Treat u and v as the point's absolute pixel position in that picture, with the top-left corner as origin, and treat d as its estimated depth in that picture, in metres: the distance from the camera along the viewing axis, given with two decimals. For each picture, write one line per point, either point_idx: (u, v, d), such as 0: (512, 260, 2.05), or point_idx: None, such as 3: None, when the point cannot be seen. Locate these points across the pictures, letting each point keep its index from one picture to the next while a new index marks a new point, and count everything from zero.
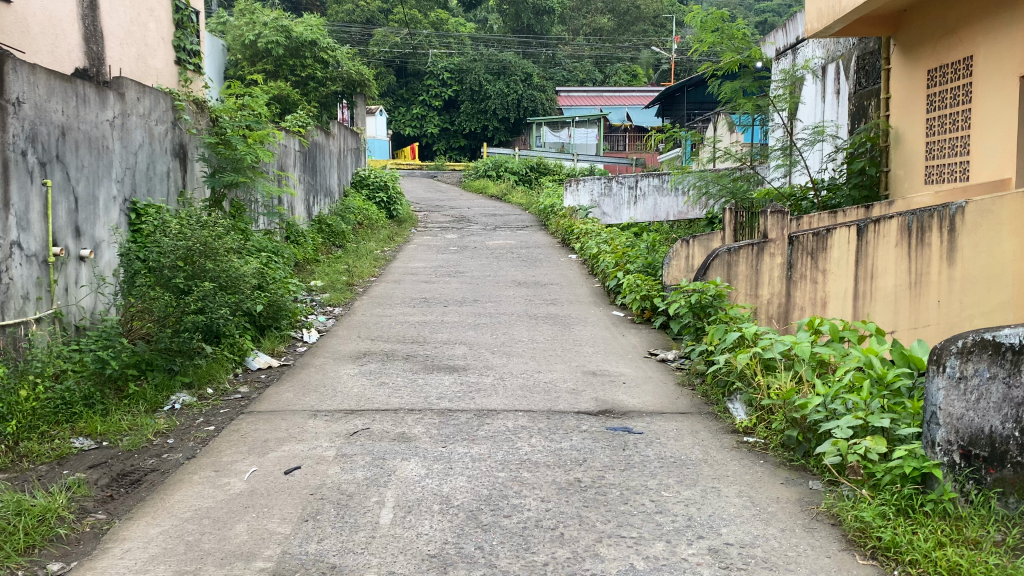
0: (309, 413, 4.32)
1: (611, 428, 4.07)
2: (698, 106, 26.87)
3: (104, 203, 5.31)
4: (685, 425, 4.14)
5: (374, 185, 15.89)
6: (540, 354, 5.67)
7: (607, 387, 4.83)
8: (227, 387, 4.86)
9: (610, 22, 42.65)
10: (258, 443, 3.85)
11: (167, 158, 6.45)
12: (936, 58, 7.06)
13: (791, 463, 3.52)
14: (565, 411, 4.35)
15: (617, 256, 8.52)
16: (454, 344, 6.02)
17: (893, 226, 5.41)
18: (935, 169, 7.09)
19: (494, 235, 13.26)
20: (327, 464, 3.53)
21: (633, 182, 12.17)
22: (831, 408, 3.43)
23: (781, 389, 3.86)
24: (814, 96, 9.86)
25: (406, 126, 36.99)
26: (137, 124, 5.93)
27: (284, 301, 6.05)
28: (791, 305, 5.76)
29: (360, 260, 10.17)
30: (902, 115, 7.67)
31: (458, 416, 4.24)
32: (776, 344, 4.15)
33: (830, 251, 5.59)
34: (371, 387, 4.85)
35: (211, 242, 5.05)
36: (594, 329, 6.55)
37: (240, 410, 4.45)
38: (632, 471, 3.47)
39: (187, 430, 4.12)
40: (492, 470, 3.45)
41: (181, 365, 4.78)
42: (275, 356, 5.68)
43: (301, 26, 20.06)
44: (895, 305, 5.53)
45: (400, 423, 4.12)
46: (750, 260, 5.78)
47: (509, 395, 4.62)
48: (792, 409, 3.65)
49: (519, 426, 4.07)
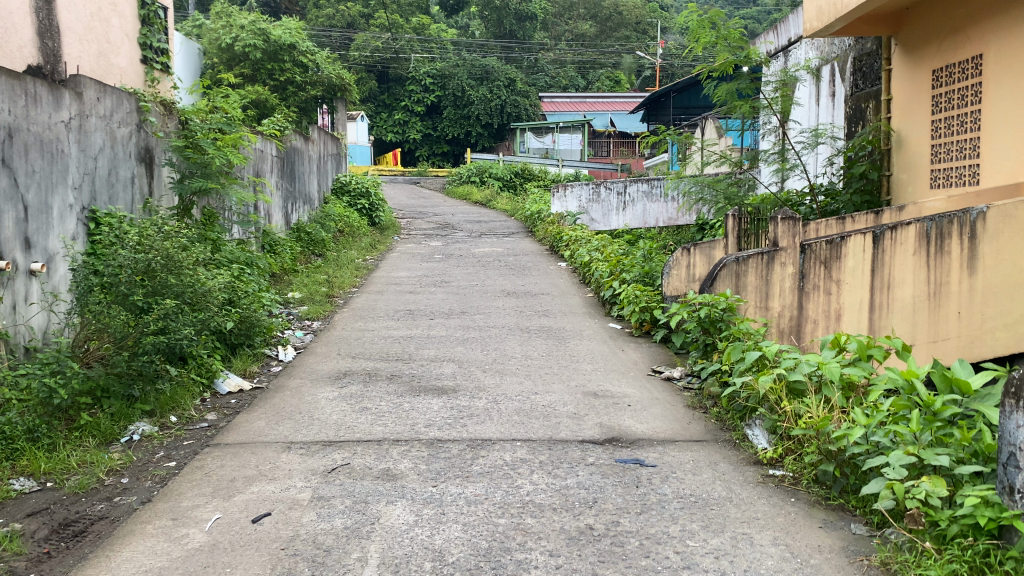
0: (282, 445, 3.87)
1: (621, 460, 3.66)
2: (684, 111, 26.63)
3: (58, 212, 4.85)
4: (702, 455, 3.74)
5: (355, 192, 15.36)
6: (536, 372, 5.24)
7: (611, 411, 4.40)
8: (192, 415, 4.40)
9: (592, 28, 42.37)
10: (223, 483, 3.40)
11: (131, 163, 5.99)
12: (942, 56, 6.70)
13: (828, 502, 3.14)
14: (568, 440, 3.93)
15: (611, 264, 8.10)
16: (442, 362, 5.59)
17: (912, 233, 5.03)
18: (942, 172, 6.75)
19: (480, 243, 12.81)
20: (301, 510, 3.10)
21: (621, 188, 11.95)
22: (873, 440, 3.05)
23: (812, 418, 3.44)
24: (808, 99, 9.51)
25: (388, 132, 36.55)
26: (97, 126, 5.49)
27: (257, 317, 5.61)
28: (803, 318, 5.31)
29: (341, 270, 9.73)
30: (904, 116, 7.33)
31: (448, 448, 3.81)
32: (801, 363, 3.73)
33: (844, 260, 5.15)
34: (352, 413, 4.41)
35: (174, 255, 4.55)
36: (591, 343, 6.15)
37: (205, 441, 3.99)
38: (650, 515, 3.05)
39: (145, 467, 3.65)
40: (491, 516, 3.02)
41: (143, 392, 4.32)
42: (248, 377, 5.23)
43: (280, 30, 19.61)
44: (914, 317, 5.16)
45: (385, 457, 3.68)
46: (760, 268, 5.29)
47: (505, 422, 4.19)
48: (826, 441, 3.26)
49: (518, 460, 3.64)
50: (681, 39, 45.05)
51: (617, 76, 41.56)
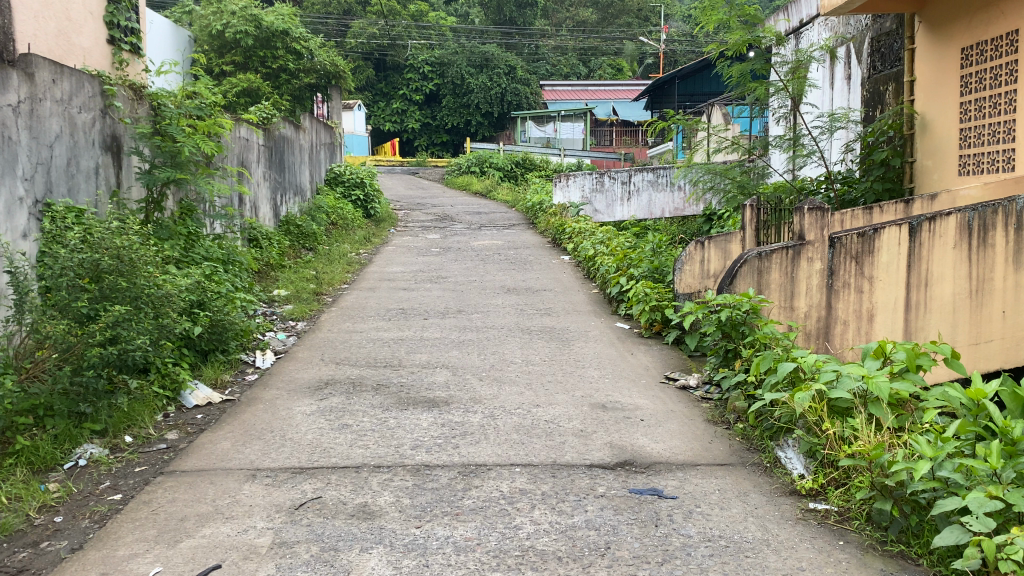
0: (245, 474, 3.36)
1: (636, 491, 3.15)
2: (688, 97, 25.99)
3: (4, 206, 4.33)
4: (729, 483, 3.24)
5: (349, 183, 14.78)
6: (536, 381, 4.74)
7: (622, 428, 3.90)
8: (149, 435, 3.90)
9: (594, 15, 41.67)
10: (171, 524, 2.90)
11: (94, 152, 5.49)
12: (973, 33, 6.07)
13: (885, 548, 2.64)
14: (574, 464, 3.42)
15: (617, 258, 7.58)
16: (433, 368, 5.09)
17: (952, 224, 4.56)
18: (972, 158, 6.10)
19: (478, 236, 12.28)
20: (258, 561, 2.61)
21: (626, 178, 11.30)
22: (941, 476, 2.55)
23: (862, 444, 2.93)
24: (823, 81, 8.91)
25: (386, 122, 35.92)
26: (52, 111, 4.99)
27: (230, 320, 5.08)
28: (833, 319, 4.73)
29: (332, 265, 9.23)
30: (929, 98, 6.66)
31: (437, 476, 3.31)
32: (844, 379, 3.20)
33: (878, 255, 4.60)
34: (329, 432, 3.91)
35: (129, 256, 3.97)
36: (597, 345, 5.65)
37: (160, 468, 3.49)
38: (674, 567, 2.55)
39: (84, 502, 3.15)
40: (483, 570, 2.53)
41: (93, 407, 3.81)
42: (219, 388, 4.72)
43: (273, 16, 18.85)
44: (954, 318, 4.70)
45: (362, 489, 3.18)
46: (785, 265, 4.66)
47: (502, 443, 3.68)
48: (882, 474, 2.75)
49: (517, 491, 3.14)
50: (683, 26, 44.38)
51: (620, 65, 40.98)
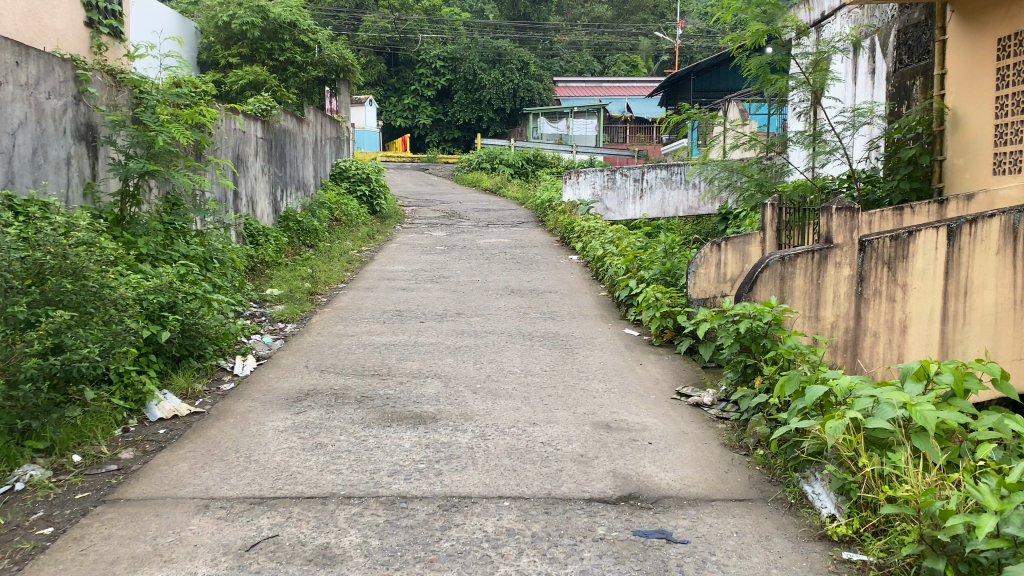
0: (197, 504, 2.96)
1: (642, 534, 2.73)
2: (704, 94, 25.50)
3: None
4: (748, 524, 2.81)
5: (355, 178, 14.34)
6: (535, 394, 4.32)
7: (628, 453, 3.47)
8: (101, 454, 3.51)
9: (609, 11, 41.12)
10: (98, 568, 2.50)
11: (66, 142, 5.12)
12: (1012, 21, 5.52)
13: None
14: (571, 498, 3.00)
15: (627, 259, 7.14)
16: (424, 379, 4.67)
17: (996, 227, 4.11)
18: (1010, 156, 5.59)
19: (485, 233, 11.84)
20: None
21: (638, 174, 10.91)
22: (1009, 534, 2.12)
23: (909, 488, 2.49)
24: (846, 75, 8.43)
25: (397, 117, 35.47)
26: (16, 97, 4.60)
27: (205, 325, 4.69)
28: (862, 330, 4.25)
29: (331, 263, 8.83)
30: (960, 91, 6.11)
31: (413, 510, 2.90)
32: (884, 407, 2.74)
33: (913, 261, 4.11)
34: (300, 453, 3.50)
35: (77, 255, 3.57)
36: (603, 354, 5.22)
37: (103, 495, 3.09)
38: None
39: (10, 537, 2.76)
40: None
41: (38, 421, 3.42)
42: (189, 398, 4.33)
43: (280, 7, 18.44)
44: (996, 329, 4.27)
45: (326, 526, 2.77)
46: (810, 270, 4.21)
47: (491, 470, 3.26)
48: (934, 527, 2.32)
49: (502, 532, 2.72)
50: (699, 22, 43.78)
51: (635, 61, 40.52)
